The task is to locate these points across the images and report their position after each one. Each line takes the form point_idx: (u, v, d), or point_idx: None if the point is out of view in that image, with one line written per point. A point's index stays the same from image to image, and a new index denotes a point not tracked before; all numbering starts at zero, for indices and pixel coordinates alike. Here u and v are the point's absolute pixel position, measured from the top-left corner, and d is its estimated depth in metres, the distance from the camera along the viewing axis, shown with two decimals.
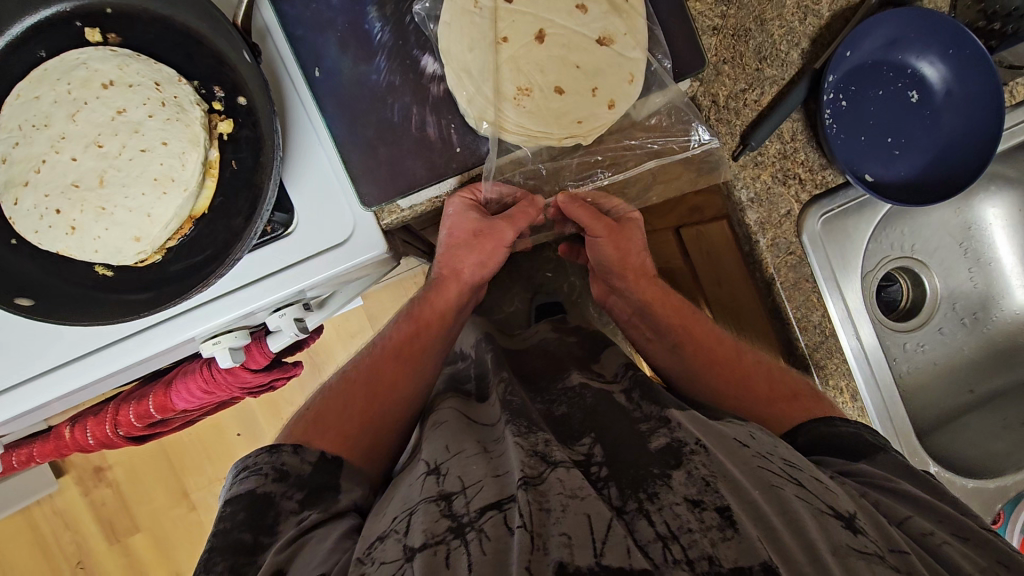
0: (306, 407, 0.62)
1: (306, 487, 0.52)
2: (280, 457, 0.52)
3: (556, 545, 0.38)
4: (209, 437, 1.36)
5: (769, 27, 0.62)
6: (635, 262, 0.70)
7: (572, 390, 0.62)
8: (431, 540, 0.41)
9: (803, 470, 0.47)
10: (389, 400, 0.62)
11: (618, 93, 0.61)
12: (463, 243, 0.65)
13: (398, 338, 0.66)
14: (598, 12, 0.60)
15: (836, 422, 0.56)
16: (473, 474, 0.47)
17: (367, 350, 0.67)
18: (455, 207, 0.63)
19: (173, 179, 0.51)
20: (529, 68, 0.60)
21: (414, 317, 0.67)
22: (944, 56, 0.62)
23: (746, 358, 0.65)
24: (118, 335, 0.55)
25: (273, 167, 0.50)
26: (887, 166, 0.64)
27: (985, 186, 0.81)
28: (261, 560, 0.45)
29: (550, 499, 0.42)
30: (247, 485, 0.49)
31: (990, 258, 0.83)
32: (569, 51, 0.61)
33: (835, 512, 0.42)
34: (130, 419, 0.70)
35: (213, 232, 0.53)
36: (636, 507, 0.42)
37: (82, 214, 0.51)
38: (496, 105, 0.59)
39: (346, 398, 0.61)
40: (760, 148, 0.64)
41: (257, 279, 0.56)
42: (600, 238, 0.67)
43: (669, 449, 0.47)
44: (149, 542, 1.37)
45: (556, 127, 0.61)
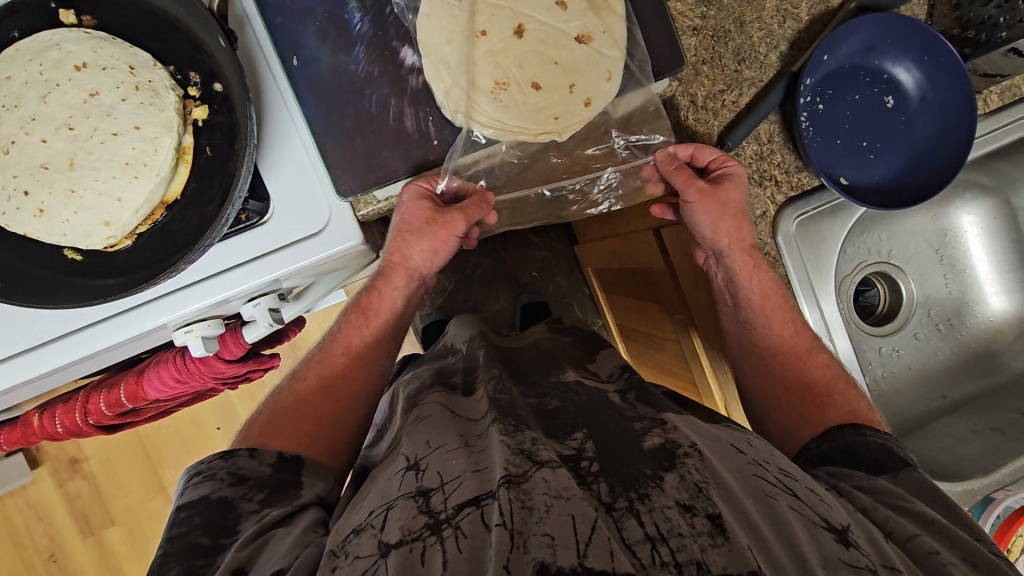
0: (260, 409, 0.62)
1: (267, 487, 0.52)
2: (236, 461, 0.52)
3: (538, 544, 0.37)
4: (189, 430, 1.35)
5: (749, 29, 0.63)
6: (731, 226, 0.62)
7: (565, 385, 0.63)
8: (407, 537, 0.40)
9: (799, 480, 0.46)
10: (345, 393, 0.63)
11: (595, 92, 0.61)
12: (412, 233, 0.62)
13: (348, 331, 0.66)
14: (577, 10, 0.60)
15: (866, 432, 0.56)
16: (454, 469, 0.45)
17: (318, 345, 0.67)
18: (409, 196, 0.61)
19: (144, 164, 0.50)
20: (508, 60, 0.59)
21: (360, 310, 0.66)
22: (919, 62, 0.63)
23: (815, 358, 0.64)
24: (88, 320, 0.55)
25: (246, 154, 0.51)
26: (861, 170, 0.65)
27: (961, 194, 0.82)
28: (220, 560, 0.44)
29: (533, 498, 0.40)
30: (201, 489, 0.49)
31: (966, 265, 0.84)
32: (547, 48, 0.60)
33: (828, 524, 0.41)
34: (100, 407, 0.69)
35: (185, 219, 0.53)
36: (626, 505, 0.41)
37: (51, 197, 0.50)
38: (472, 97, 0.58)
39: (300, 395, 0.61)
40: (738, 148, 0.65)
41: (230, 268, 0.56)
42: (692, 202, 0.62)
43: (662, 451, 0.47)
44: (123, 535, 1.36)
45: (532, 121, 0.60)
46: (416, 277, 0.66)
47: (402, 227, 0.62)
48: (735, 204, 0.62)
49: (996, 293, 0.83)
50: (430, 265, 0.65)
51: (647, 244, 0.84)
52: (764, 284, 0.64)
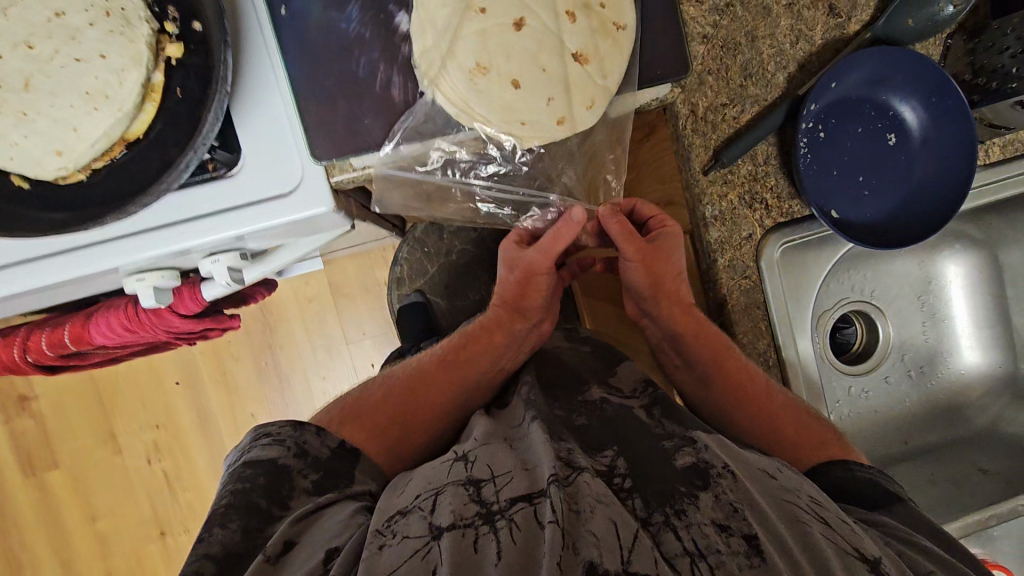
0: (350, 394, 0.65)
1: (323, 469, 0.53)
2: (304, 435, 0.53)
3: (587, 544, 0.37)
4: (147, 382, 1.31)
5: (760, 45, 0.62)
6: (668, 286, 0.66)
7: (591, 403, 0.60)
8: (459, 522, 0.41)
9: (828, 508, 0.45)
10: (427, 404, 0.64)
11: (573, 112, 0.57)
12: (508, 276, 0.69)
13: (449, 348, 0.68)
14: (585, 24, 0.56)
15: (855, 468, 0.56)
16: (504, 465, 0.47)
17: (418, 356, 0.70)
18: (505, 250, 0.69)
19: (107, 96, 0.47)
20: (496, 47, 0.54)
21: (470, 334, 0.69)
22: (925, 103, 0.61)
23: (777, 398, 0.62)
24: (32, 254, 0.52)
25: (218, 99, 0.48)
26: (854, 205, 0.63)
27: (950, 243, 0.81)
28: (274, 531, 0.46)
29: (580, 501, 0.41)
30: (268, 453, 0.51)
31: (946, 316, 0.83)
32: (540, 51, 0.55)
33: (861, 553, 0.40)
34: (41, 346, 0.66)
35: (146, 161, 0.50)
36: (662, 520, 0.41)
37: (0, 117, 0.47)
38: (444, 61, 0.54)
39: (386, 393, 0.63)
40: (732, 165, 0.63)
41: (191, 218, 0.53)
42: (631, 263, 0.64)
43: (695, 470, 0.46)
44: (66, 479, 1.32)
45: (497, 117, 0.55)
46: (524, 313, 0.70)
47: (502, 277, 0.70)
48: (668, 258, 0.65)
49: (972, 348, 0.83)
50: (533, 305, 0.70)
51: None
52: (717, 344, 0.63)
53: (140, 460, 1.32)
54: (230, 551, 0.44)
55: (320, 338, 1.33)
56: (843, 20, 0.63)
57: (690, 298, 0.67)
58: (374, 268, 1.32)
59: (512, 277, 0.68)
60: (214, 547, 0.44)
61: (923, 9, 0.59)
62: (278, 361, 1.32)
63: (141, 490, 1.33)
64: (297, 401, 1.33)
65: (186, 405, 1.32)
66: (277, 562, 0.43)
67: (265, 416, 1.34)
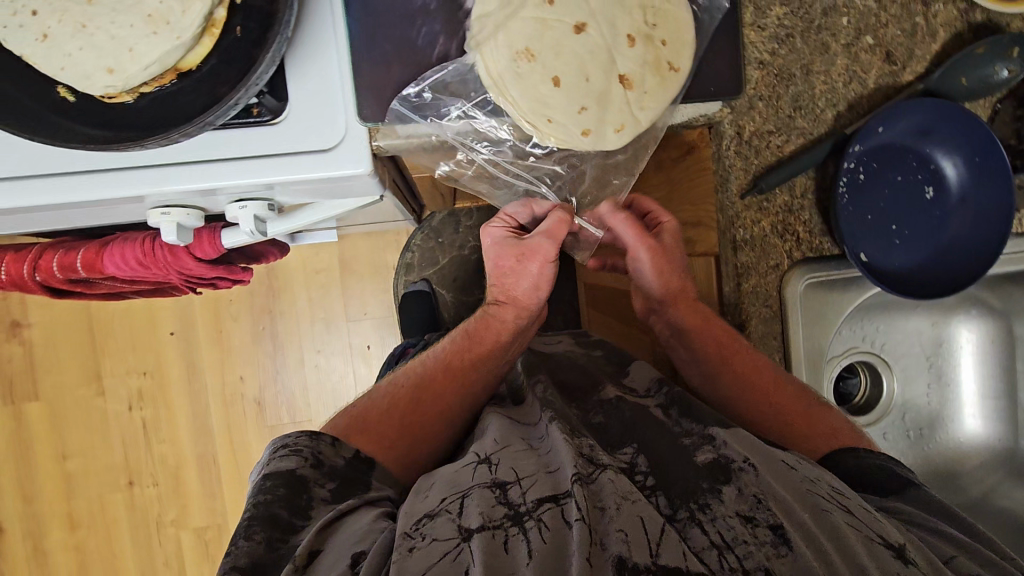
0: (352, 405, 0.62)
1: (341, 479, 0.52)
2: (319, 445, 0.52)
3: (616, 540, 0.40)
4: (142, 328, 1.30)
5: (813, 80, 0.63)
6: (675, 282, 0.68)
7: (609, 403, 0.62)
8: (489, 524, 0.42)
9: (850, 497, 0.47)
10: (432, 405, 0.62)
11: (598, 128, 0.55)
12: (511, 265, 0.67)
13: (451, 353, 0.67)
14: (641, 53, 0.55)
15: (863, 454, 0.56)
16: (527, 468, 0.48)
17: (419, 360, 0.68)
18: (494, 235, 0.68)
19: (167, 22, 0.47)
20: (550, 42, 0.53)
21: (470, 332, 0.68)
22: (968, 162, 0.61)
23: (787, 390, 0.61)
24: (61, 168, 0.51)
25: (274, 41, 0.48)
26: (883, 252, 0.63)
27: (966, 309, 0.81)
28: (297, 540, 0.45)
29: (604, 499, 0.44)
30: (285, 464, 0.50)
31: (952, 381, 0.82)
32: (591, 62, 0.54)
33: (884, 540, 0.42)
34: (52, 267, 0.65)
35: (196, 92, 0.50)
36: (687, 516, 0.44)
37: (59, 26, 0.47)
38: (498, 31, 0.53)
39: (388, 401, 0.61)
40: (769, 193, 0.64)
41: (225, 158, 0.53)
42: (641, 257, 0.68)
43: (717, 465, 0.48)
44: (43, 413, 1.30)
45: (526, 105, 0.54)
46: (525, 313, 0.69)
47: (497, 265, 0.68)
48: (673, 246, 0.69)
49: (974, 417, 0.82)
50: (536, 299, 0.69)
51: None
52: (721, 334, 0.65)
53: (121, 405, 1.31)
54: (253, 563, 0.43)
55: (321, 312, 1.32)
56: (899, 68, 0.63)
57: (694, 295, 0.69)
58: (386, 250, 1.32)
59: (510, 258, 0.67)
60: (240, 558, 0.43)
61: (979, 69, 0.60)
62: (276, 328, 1.32)
63: (116, 436, 1.31)
64: (287, 371, 1.33)
65: (177, 357, 1.31)
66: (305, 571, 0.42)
67: (253, 381, 1.32)
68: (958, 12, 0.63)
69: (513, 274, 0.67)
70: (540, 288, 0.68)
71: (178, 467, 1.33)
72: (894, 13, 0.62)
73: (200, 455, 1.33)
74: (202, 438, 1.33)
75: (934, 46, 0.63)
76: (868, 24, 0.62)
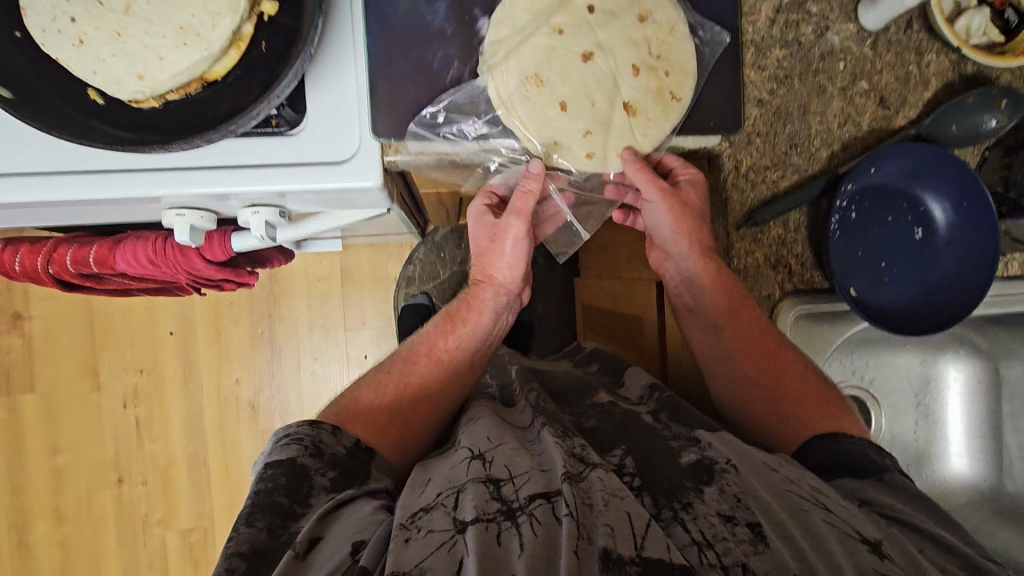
0: (344, 395, 0.63)
1: (342, 467, 0.53)
2: (320, 434, 0.54)
3: (601, 534, 0.41)
4: (142, 325, 1.31)
5: (810, 120, 0.65)
6: (695, 230, 0.64)
7: (601, 407, 0.65)
8: (482, 516, 0.43)
9: (831, 496, 0.48)
10: (422, 390, 0.64)
11: (601, 151, 0.59)
12: (486, 245, 0.68)
13: (433, 336, 0.68)
14: (644, 82, 0.58)
15: (843, 439, 0.55)
16: (520, 465, 0.49)
17: (402, 347, 0.69)
18: (474, 216, 0.69)
19: (197, 35, 0.50)
20: (558, 69, 0.57)
21: (451, 313, 0.70)
22: (956, 207, 0.63)
23: (783, 353, 0.62)
24: (84, 166, 0.53)
25: (297, 58, 0.50)
26: (873, 288, 0.65)
27: (955, 348, 0.83)
28: (298, 526, 0.47)
29: (592, 495, 0.45)
30: (286, 453, 0.51)
31: (939, 419, 0.84)
32: (596, 89, 0.57)
33: (862, 535, 0.43)
34: (65, 261, 0.66)
35: (218, 101, 0.52)
36: (671, 515, 0.46)
37: (95, 32, 0.49)
38: (510, 53, 0.56)
39: (380, 388, 0.62)
40: (763, 226, 0.66)
41: (243, 165, 0.55)
42: (653, 203, 0.62)
43: (701, 467, 0.50)
44: (38, 405, 1.31)
45: (534, 126, 0.57)
46: (504, 292, 0.70)
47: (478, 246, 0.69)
48: (695, 205, 0.63)
49: (960, 456, 0.83)
50: (511, 277, 0.69)
51: (646, 294, 0.84)
52: (732, 290, 0.64)
53: (116, 401, 1.32)
54: (256, 549, 0.44)
55: (320, 319, 1.33)
56: (892, 113, 0.66)
57: (712, 247, 0.65)
58: (388, 261, 1.34)
59: (485, 236, 0.68)
60: (242, 545, 0.44)
61: (968, 118, 0.63)
62: (275, 333, 1.33)
63: (109, 432, 1.32)
64: (283, 375, 1.34)
65: (174, 357, 1.32)
66: (304, 557, 0.43)
67: (249, 384, 1.33)
68: (951, 62, 0.65)
69: (490, 254, 0.68)
70: (515, 265, 0.68)
71: (168, 466, 1.33)
72: (889, 60, 0.65)
73: (191, 455, 1.33)
74: (194, 438, 1.33)
75: (926, 94, 0.66)
76: (864, 69, 0.65)
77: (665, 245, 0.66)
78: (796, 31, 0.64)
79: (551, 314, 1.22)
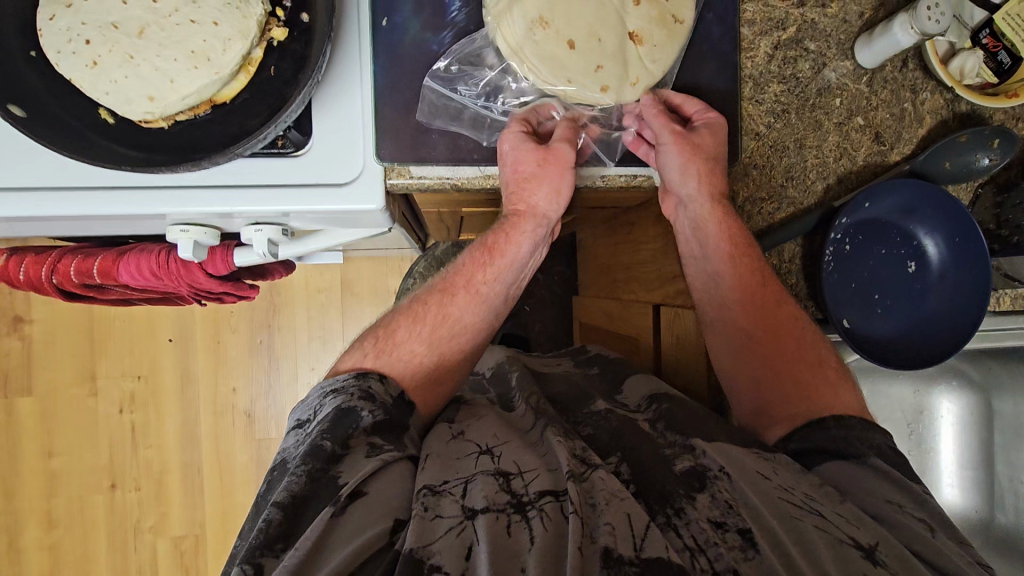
0: (380, 324, 0.61)
1: (389, 415, 0.52)
2: (368, 381, 0.53)
3: (602, 532, 0.42)
4: (142, 331, 1.32)
5: (806, 153, 0.66)
6: (710, 176, 0.60)
7: (598, 414, 0.66)
8: (493, 507, 0.45)
9: (825, 504, 0.47)
10: (461, 330, 0.60)
11: (617, 84, 0.56)
12: (530, 170, 0.58)
13: (470, 267, 0.61)
14: (647, 11, 0.56)
15: (849, 422, 0.54)
16: (529, 463, 0.50)
17: (440, 274, 0.64)
18: (510, 140, 0.58)
19: (208, 59, 0.51)
20: (559, 8, 0.54)
21: (482, 244, 0.61)
22: (948, 241, 0.64)
23: (785, 312, 0.61)
24: (91, 182, 0.54)
25: (306, 85, 0.51)
26: (866, 319, 0.66)
27: (947, 379, 0.84)
28: (343, 472, 0.46)
29: (595, 495, 0.46)
30: (334, 402, 0.51)
31: (932, 449, 0.84)
32: (601, 21, 0.55)
33: (856, 543, 0.43)
34: (69, 272, 0.67)
35: (226, 123, 0.54)
36: (664, 520, 0.47)
37: (109, 55, 0.50)
38: (510, 5, 0.55)
39: (421, 321, 0.59)
40: (758, 257, 0.67)
41: (248, 185, 0.56)
42: (666, 144, 0.59)
43: (694, 473, 0.51)
44: (34, 408, 1.31)
45: (545, 69, 0.55)
46: (545, 224, 0.61)
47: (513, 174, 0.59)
48: (710, 147, 0.60)
49: (952, 486, 0.84)
50: (556, 208, 0.61)
51: (644, 316, 0.84)
52: (737, 238, 0.61)
53: (112, 407, 1.32)
54: (293, 498, 0.44)
55: (319, 330, 1.34)
56: (887, 148, 0.67)
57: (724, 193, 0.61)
58: (388, 275, 1.35)
59: (528, 162, 0.58)
60: (282, 494, 0.44)
61: (962, 155, 0.63)
62: (274, 342, 1.33)
63: (104, 437, 1.32)
64: (280, 385, 1.34)
65: (172, 363, 1.33)
66: (342, 515, 0.43)
67: (245, 393, 1.34)
68: (944, 100, 0.67)
69: (534, 179, 0.59)
70: (557, 198, 0.60)
71: (162, 473, 1.33)
72: (885, 98, 0.66)
73: (185, 462, 1.33)
74: (188, 445, 1.33)
75: (920, 131, 0.67)
76: (860, 106, 0.66)
77: (673, 188, 0.62)
78: (793, 67, 0.65)
79: (549, 332, 1.22)
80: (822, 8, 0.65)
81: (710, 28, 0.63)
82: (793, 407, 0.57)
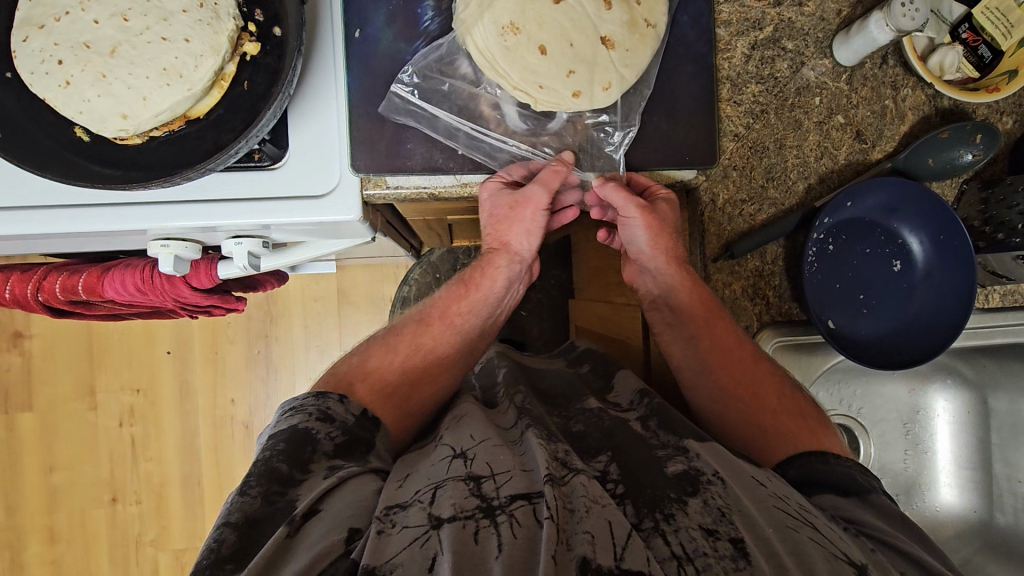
0: (349, 356, 0.64)
1: (348, 433, 0.53)
2: (327, 402, 0.54)
3: (581, 542, 0.41)
4: (140, 344, 1.33)
5: (786, 153, 0.66)
6: (668, 245, 0.65)
7: (590, 411, 0.65)
8: (460, 514, 0.44)
9: (817, 515, 0.48)
10: (432, 351, 0.64)
11: (588, 89, 0.56)
12: (505, 215, 0.64)
13: (446, 299, 0.68)
14: (619, 15, 0.56)
15: (829, 459, 0.54)
16: (503, 464, 0.50)
17: (418, 306, 0.70)
18: (488, 190, 0.63)
19: (180, 75, 0.51)
20: (531, 14, 0.54)
21: (462, 279, 0.69)
22: (933, 239, 0.63)
23: (759, 364, 0.62)
24: (68, 201, 0.55)
25: (278, 99, 0.51)
26: (851, 320, 0.65)
27: (941, 377, 0.82)
28: (295, 494, 0.47)
29: (574, 500, 0.45)
30: (291, 421, 0.52)
31: (929, 449, 0.83)
32: (573, 26, 0.55)
33: (848, 559, 0.43)
34: (54, 288, 0.68)
35: (201, 138, 0.54)
36: (652, 525, 0.46)
37: (82, 74, 0.50)
38: (482, 10, 0.55)
39: (392, 347, 0.64)
40: (739, 258, 0.67)
41: (224, 199, 0.56)
42: (634, 219, 0.63)
43: (686, 477, 0.51)
44: (35, 423, 1.32)
45: (517, 75, 0.55)
46: (517, 261, 0.68)
47: (490, 219, 0.65)
48: (671, 222, 0.65)
49: (950, 486, 0.82)
50: (528, 246, 0.68)
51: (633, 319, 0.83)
52: (705, 296, 0.65)
53: (112, 420, 1.32)
54: (243, 517, 0.44)
55: (315, 340, 1.34)
56: (869, 146, 0.67)
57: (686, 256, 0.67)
58: (383, 283, 1.35)
59: (501, 211, 0.63)
60: (233, 514, 0.44)
61: (943, 152, 0.63)
62: (270, 353, 1.34)
63: (104, 450, 1.32)
64: (278, 395, 1.34)
65: (171, 376, 1.33)
66: (297, 533, 0.43)
67: (243, 404, 1.34)
68: (926, 96, 0.66)
69: (508, 222, 0.65)
70: (531, 234, 0.67)
71: (162, 486, 1.33)
72: (865, 95, 0.66)
73: (185, 474, 1.33)
74: (188, 457, 1.34)
75: (902, 128, 0.67)
76: (840, 104, 0.66)
77: (641, 259, 0.68)
78: (771, 67, 0.65)
79: (544, 336, 1.22)
80: (800, 6, 0.65)
81: (684, 31, 0.64)
82: (775, 448, 0.57)
